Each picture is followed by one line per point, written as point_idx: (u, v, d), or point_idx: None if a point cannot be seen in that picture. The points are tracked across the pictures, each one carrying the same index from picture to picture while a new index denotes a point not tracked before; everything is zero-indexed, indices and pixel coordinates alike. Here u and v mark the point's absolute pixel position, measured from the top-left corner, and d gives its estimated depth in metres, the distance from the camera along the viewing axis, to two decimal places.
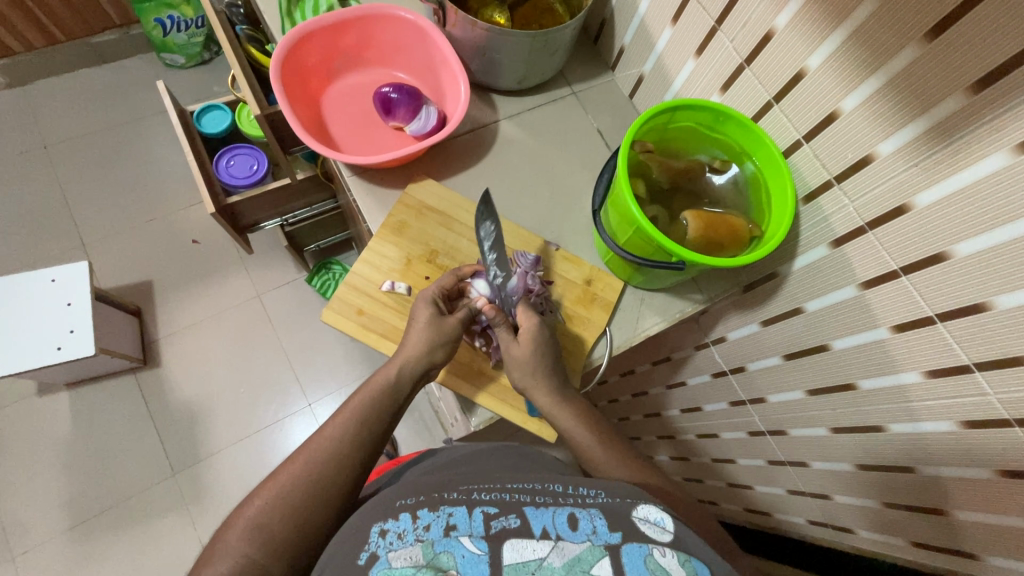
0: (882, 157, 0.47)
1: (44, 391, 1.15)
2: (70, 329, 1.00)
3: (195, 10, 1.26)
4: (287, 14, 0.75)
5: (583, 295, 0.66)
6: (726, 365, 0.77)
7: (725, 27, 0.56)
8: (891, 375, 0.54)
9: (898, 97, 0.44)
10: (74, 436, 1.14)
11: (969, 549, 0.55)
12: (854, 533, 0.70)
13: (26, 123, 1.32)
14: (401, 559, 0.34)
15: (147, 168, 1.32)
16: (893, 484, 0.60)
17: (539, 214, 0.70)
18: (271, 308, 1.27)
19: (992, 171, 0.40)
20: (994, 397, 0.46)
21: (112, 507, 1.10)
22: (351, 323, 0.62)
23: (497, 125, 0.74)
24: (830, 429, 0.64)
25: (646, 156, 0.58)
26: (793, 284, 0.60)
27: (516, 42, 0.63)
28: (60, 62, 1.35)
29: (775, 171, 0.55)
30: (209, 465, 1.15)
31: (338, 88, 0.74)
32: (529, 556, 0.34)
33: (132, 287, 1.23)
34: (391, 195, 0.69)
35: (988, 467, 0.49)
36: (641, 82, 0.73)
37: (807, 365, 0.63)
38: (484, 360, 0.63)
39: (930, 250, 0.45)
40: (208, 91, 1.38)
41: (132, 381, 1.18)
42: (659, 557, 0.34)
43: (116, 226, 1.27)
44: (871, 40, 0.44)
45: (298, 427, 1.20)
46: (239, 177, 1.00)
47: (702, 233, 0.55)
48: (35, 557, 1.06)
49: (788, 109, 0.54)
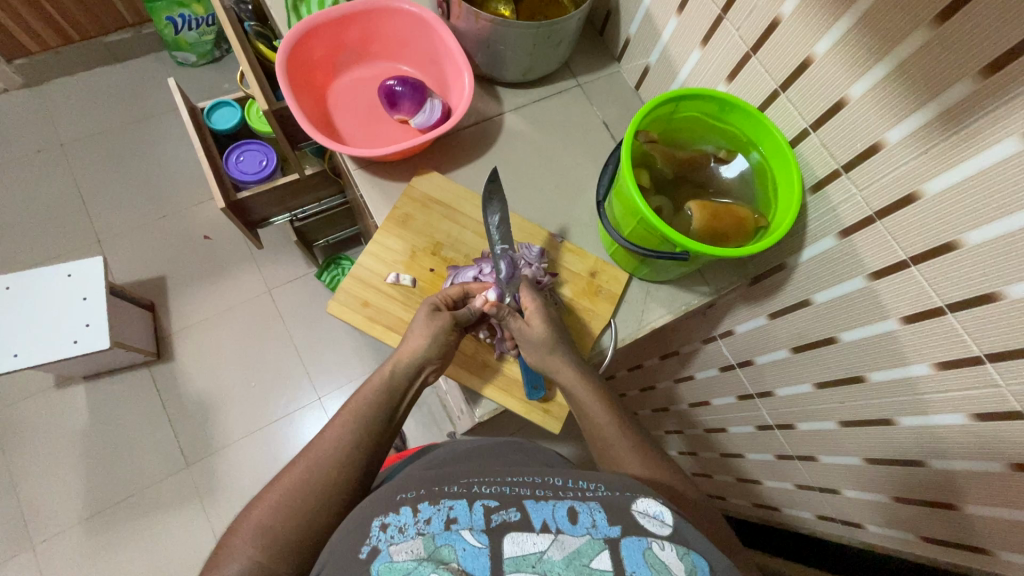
0: (890, 145, 0.46)
1: (62, 384, 1.17)
2: (86, 324, 1.03)
3: (206, 8, 1.27)
4: (293, 8, 0.76)
5: (588, 287, 0.66)
6: (734, 358, 0.76)
7: (731, 16, 0.56)
8: (900, 367, 0.53)
9: (908, 82, 0.43)
10: (89, 428, 1.16)
11: (980, 544, 0.54)
12: (864, 528, 0.70)
13: (42, 121, 1.35)
14: (403, 553, 0.34)
15: (161, 166, 1.34)
16: (905, 479, 0.59)
17: (544, 207, 0.70)
18: (281, 302, 1.28)
19: (1002, 158, 0.39)
20: (1006, 389, 0.45)
21: (127, 497, 1.12)
22: (357, 315, 0.63)
23: (502, 117, 0.74)
24: (840, 423, 0.64)
25: (650, 146, 0.57)
26: (802, 275, 0.59)
27: (520, 34, 0.63)
28: (73, 61, 1.36)
29: (781, 159, 0.54)
30: (222, 457, 1.17)
31: (345, 81, 0.75)
32: (530, 550, 0.34)
33: (146, 282, 1.25)
34: (395, 188, 0.70)
35: (999, 461, 0.48)
36: (647, 73, 0.72)
37: (817, 359, 0.62)
38: (487, 352, 0.63)
39: (940, 240, 0.45)
40: (219, 89, 1.40)
41: (146, 374, 1.20)
42: (658, 551, 0.33)
43: (130, 223, 1.29)
44: (879, 25, 0.43)
45: (309, 420, 1.21)
46: (249, 172, 1.01)
47: (706, 223, 0.55)
48: (53, 545, 1.08)
49: (795, 97, 0.53)
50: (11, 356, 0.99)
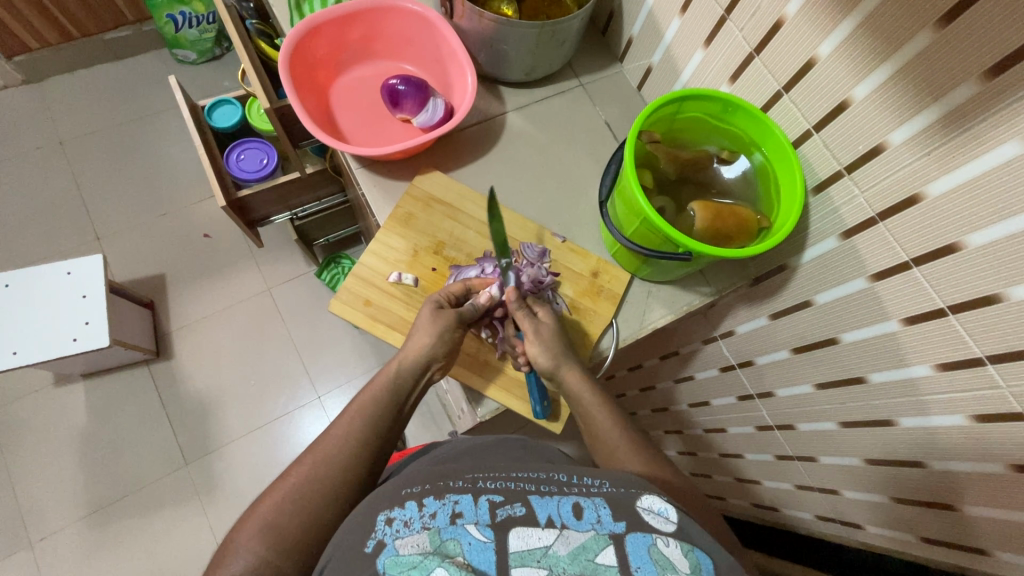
0: (893, 147, 0.46)
1: (61, 382, 1.17)
2: (86, 321, 1.02)
3: (207, 6, 1.26)
4: (295, 7, 0.76)
5: (589, 287, 0.66)
6: (734, 359, 0.76)
7: (734, 17, 0.56)
8: (901, 368, 0.53)
9: (911, 84, 0.43)
10: (88, 426, 1.16)
11: (980, 545, 0.54)
12: (863, 529, 0.70)
13: (41, 118, 1.34)
14: (409, 546, 0.34)
15: (161, 164, 1.33)
16: (904, 480, 0.59)
17: (546, 206, 0.70)
18: (281, 301, 1.28)
19: (1005, 160, 0.39)
20: (1007, 390, 0.45)
21: (126, 495, 1.12)
22: (358, 313, 0.62)
23: (505, 117, 0.74)
24: (840, 424, 0.64)
25: (653, 146, 0.57)
26: (804, 276, 0.60)
27: (523, 34, 0.63)
28: (73, 58, 1.36)
29: (784, 161, 0.54)
30: (222, 455, 1.16)
31: (347, 80, 0.75)
32: (535, 544, 0.34)
33: (146, 280, 1.25)
34: (396, 187, 0.70)
35: (1000, 462, 0.48)
36: (650, 73, 0.72)
37: (818, 359, 0.62)
38: (488, 351, 0.63)
39: (942, 241, 0.45)
40: (220, 88, 1.40)
41: (145, 372, 1.20)
42: (663, 547, 0.34)
43: (130, 221, 1.29)
44: (882, 27, 0.44)
45: (309, 419, 1.21)
46: (250, 170, 1.01)
47: (708, 223, 0.55)
48: (52, 543, 1.08)
49: (798, 99, 0.54)
50: (9, 354, 0.98)
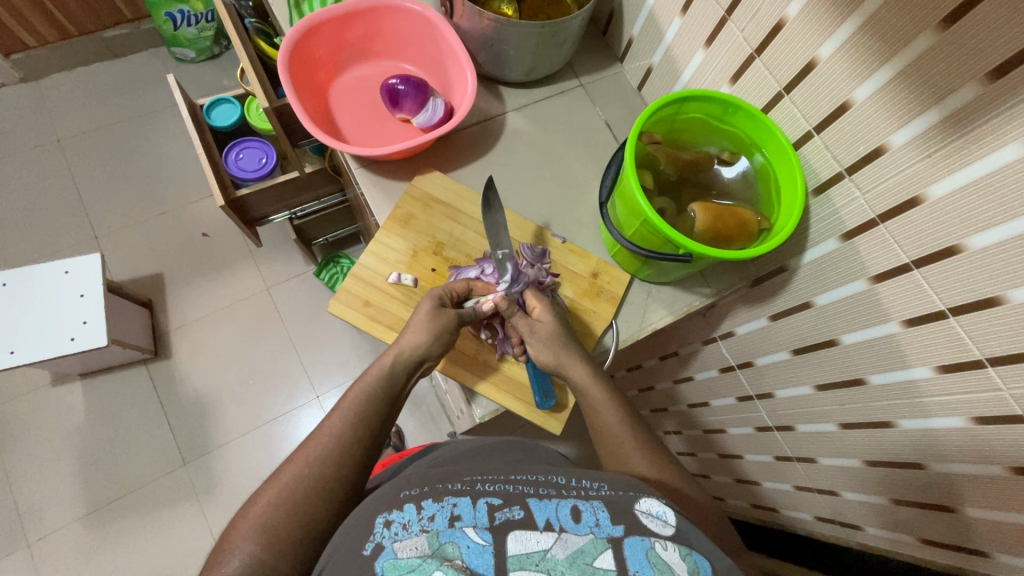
0: (894, 149, 0.46)
1: (58, 381, 1.17)
2: (84, 321, 1.02)
3: (206, 5, 1.26)
4: (294, 6, 0.76)
5: (589, 288, 0.66)
6: (734, 360, 0.76)
7: (735, 17, 0.56)
8: (900, 370, 0.53)
9: (913, 86, 0.43)
10: (86, 426, 1.15)
11: (979, 547, 0.54)
12: (862, 530, 0.70)
13: (39, 116, 1.34)
14: (406, 550, 0.34)
15: (159, 163, 1.33)
16: (903, 482, 0.59)
17: (546, 206, 0.70)
18: (280, 301, 1.28)
19: (1007, 162, 0.39)
20: (1006, 392, 0.45)
21: (124, 494, 1.12)
22: (356, 313, 0.62)
23: (504, 117, 0.73)
24: (839, 425, 0.64)
25: (654, 147, 0.57)
26: (804, 277, 0.59)
27: (523, 34, 0.63)
28: (71, 57, 1.35)
29: (784, 162, 0.54)
30: (220, 454, 1.16)
31: (347, 79, 0.75)
32: (533, 548, 0.34)
33: (144, 279, 1.25)
34: (395, 187, 0.70)
35: (999, 464, 0.48)
36: (650, 74, 0.72)
37: (818, 361, 0.62)
38: (488, 352, 0.63)
39: (943, 243, 0.45)
40: (219, 86, 1.39)
41: (143, 371, 1.19)
42: (662, 551, 0.33)
43: (128, 219, 1.28)
44: (884, 29, 0.44)
45: (307, 419, 1.21)
46: (248, 170, 1.01)
47: (710, 225, 0.54)
48: (49, 542, 1.08)
49: (799, 99, 0.54)
50: (6, 353, 0.98)
